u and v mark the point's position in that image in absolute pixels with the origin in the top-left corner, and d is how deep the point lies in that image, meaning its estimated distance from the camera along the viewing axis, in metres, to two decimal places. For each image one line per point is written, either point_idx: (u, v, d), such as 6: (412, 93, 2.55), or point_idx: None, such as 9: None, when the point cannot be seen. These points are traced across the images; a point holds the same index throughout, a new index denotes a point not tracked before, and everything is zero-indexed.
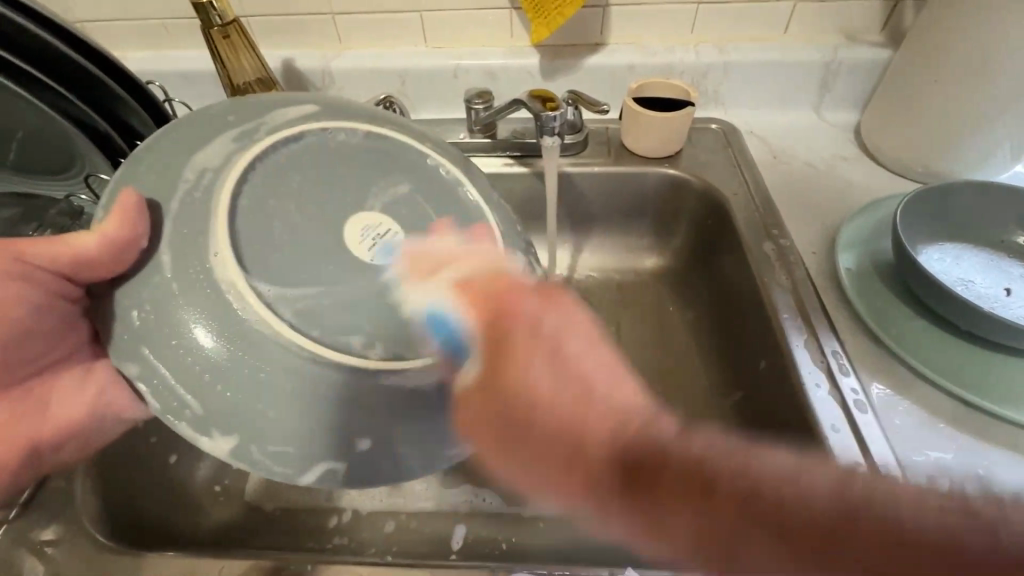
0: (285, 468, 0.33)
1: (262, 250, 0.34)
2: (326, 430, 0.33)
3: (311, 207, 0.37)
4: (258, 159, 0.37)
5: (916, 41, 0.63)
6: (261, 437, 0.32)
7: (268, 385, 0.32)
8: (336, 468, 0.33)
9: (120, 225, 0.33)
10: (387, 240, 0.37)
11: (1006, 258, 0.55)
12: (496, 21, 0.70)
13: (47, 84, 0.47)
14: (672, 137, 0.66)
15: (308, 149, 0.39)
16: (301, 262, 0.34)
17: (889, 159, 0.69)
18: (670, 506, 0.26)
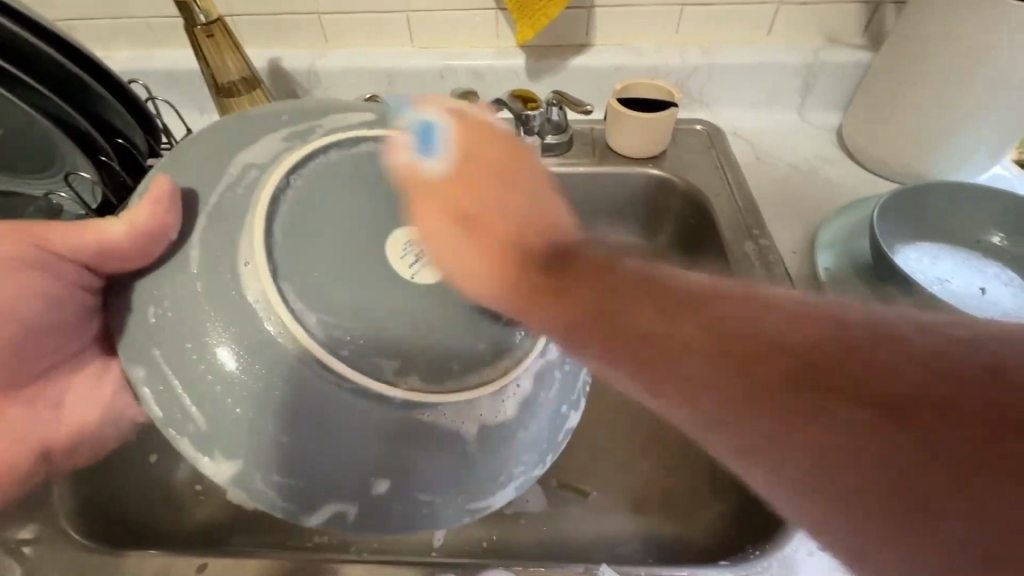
0: (288, 504, 0.33)
1: (297, 260, 0.33)
2: (338, 473, 0.32)
3: (353, 218, 0.35)
4: (301, 164, 0.36)
5: (896, 44, 0.63)
6: (265, 467, 0.32)
7: (277, 409, 0.32)
8: (343, 510, 0.33)
9: (152, 219, 0.33)
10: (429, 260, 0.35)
11: (981, 258, 0.56)
12: (482, 21, 0.71)
13: (31, 85, 0.47)
14: (657, 137, 0.66)
15: (354, 157, 0.38)
16: (334, 279, 0.33)
17: (870, 160, 0.70)
18: (733, 413, 0.27)
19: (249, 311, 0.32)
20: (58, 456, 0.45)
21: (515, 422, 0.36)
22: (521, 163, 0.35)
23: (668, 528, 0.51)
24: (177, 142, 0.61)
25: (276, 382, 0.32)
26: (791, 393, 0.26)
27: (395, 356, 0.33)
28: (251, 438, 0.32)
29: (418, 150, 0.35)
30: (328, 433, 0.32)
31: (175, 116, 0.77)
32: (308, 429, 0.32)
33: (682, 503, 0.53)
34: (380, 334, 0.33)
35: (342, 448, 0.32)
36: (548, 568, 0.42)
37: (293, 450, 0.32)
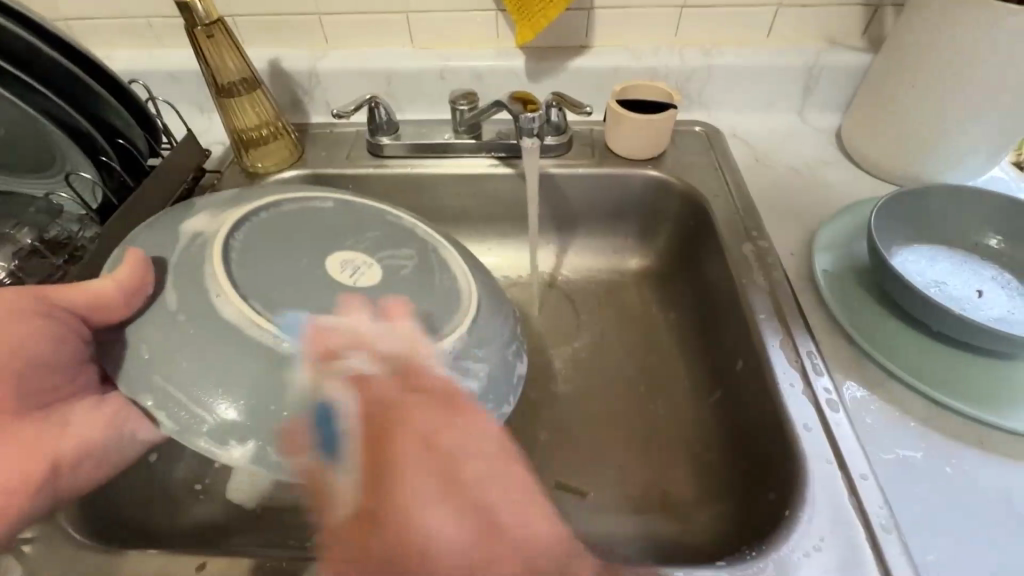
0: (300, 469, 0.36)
1: (260, 284, 0.40)
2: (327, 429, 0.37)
3: (296, 249, 0.43)
4: (245, 217, 0.44)
5: (895, 46, 0.64)
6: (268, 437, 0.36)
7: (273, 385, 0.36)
8: None
9: (132, 274, 0.39)
10: (363, 269, 0.44)
11: (978, 261, 0.56)
12: (482, 22, 0.71)
13: (28, 83, 0.47)
14: (656, 139, 0.67)
15: (278, 213, 0.46)
16: (286, 292, 0.40)
17: (869, 163, 0.70)
18: None
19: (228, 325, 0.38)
20: (67, 474, 0.40)
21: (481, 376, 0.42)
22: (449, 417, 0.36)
23: (664, 528, 0.51)
24: (177, 142, 0.61)
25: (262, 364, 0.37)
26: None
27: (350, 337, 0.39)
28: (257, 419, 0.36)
29: (320, 447, 0.35)
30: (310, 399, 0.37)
31: (176, 116, 0.77)
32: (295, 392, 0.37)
33: (677, 503, 0.53)
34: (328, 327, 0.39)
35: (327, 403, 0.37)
36: None
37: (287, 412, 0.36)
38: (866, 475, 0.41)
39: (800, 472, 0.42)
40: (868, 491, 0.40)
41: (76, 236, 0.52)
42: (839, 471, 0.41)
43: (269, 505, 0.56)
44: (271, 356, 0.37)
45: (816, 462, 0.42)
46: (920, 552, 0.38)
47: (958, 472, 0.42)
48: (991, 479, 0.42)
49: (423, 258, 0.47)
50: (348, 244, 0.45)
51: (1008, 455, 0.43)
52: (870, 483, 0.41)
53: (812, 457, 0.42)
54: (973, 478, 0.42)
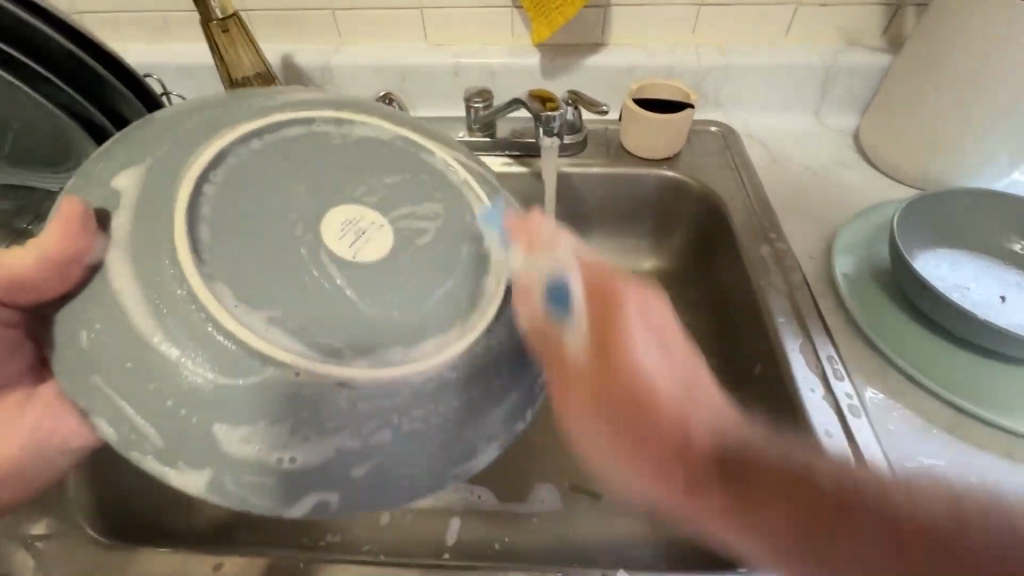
0: (266, 499, 0.32)
1: (226, 255, 0.34)
2: (304, 461, 0.32)
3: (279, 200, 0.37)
4: (229, 150, 0.38)
5: (916, 46, 0.63)
6: (237, 467, 0.32)
7: (222, 390, 0.32)
8: (327, 500, 0.33)
9: (65, 237, 0.33)
10: (368, 238, 0.37)
11: (1000, 266, 0.55)
12: (496, 18, 0.70)
13: (42, 74, 0.47)
14: (672, 138, 0.66)
15: (277, 145, 0.39)
16: (267, 268, 0.34)
17: (887, 165, 0.69)
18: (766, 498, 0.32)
19: (166, 285, 0.32)
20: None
21: (488, 391, 0.36)
22: (598, 395, 0.36)
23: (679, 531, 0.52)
24: None
25: (227, 368, 0.32)
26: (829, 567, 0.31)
27: (342, 335, 0.34)
28: (219, 443, 0.32)
29: (552, 307, 0.37)
30: (293, 421, 0.32)
31: None
32: (277, 415, 0.32)
33: None
34: (312, 331, 0.33)
35: (309, 430, 0.32)
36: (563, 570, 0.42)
37: (263, 442, 0.32)
38: None
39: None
40: None
41: None
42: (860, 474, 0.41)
43: None
44: (218, 355, 0.32)
45: None
46: None
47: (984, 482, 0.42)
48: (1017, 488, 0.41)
49: (449, 218, 0.40)
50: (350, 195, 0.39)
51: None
52: None
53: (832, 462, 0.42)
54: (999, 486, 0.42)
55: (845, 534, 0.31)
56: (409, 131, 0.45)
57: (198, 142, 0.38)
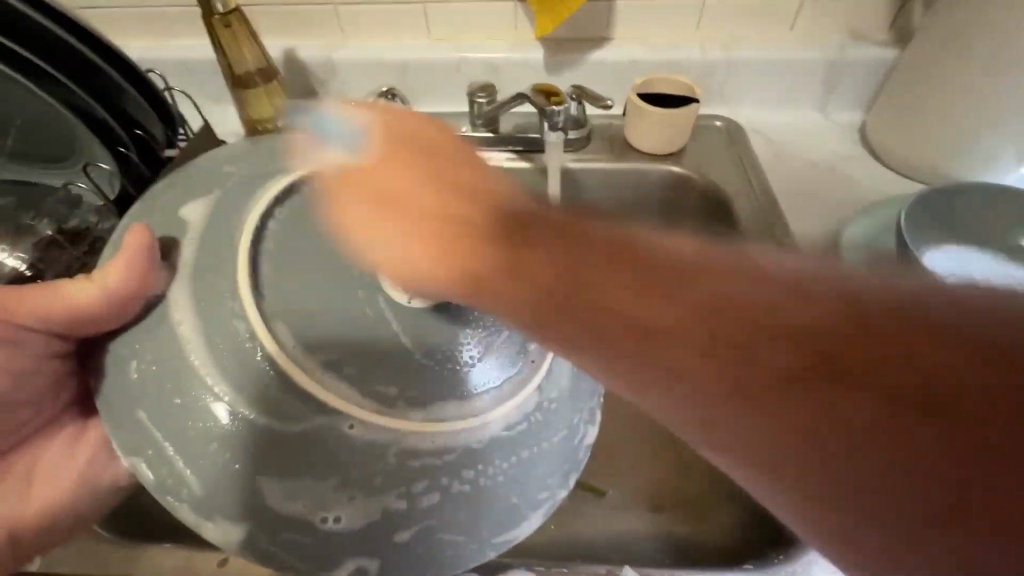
0: (306, 565, 0.32)
1: (287, 301, 0.33)
2: (349, 523, 0.31)
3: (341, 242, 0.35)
4: (290, 188, 0.37)
5: (922, 40, 0.62)
6: (278, 523, 0.31)
7: (269, 442, 0.31)
8: (365, 567, 0.32)
9: (132, 277, 0.34)
10: None
11: (1007, 261, 0.55)
12: (499, 13, 0.70)
13: (45, 70, 0.47)
14: (677, 134, 0.65)
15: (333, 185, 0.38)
16: (328, 320, 0.33)
17: (894, 159, 0.68)
18: (743, 397, 0.26)
19: (225, 324, 0.32)
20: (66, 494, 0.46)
21: (532, 447, 0.35)
22: (452, 217, 0.32)
23: (685, 528, 0.52)
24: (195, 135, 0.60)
25: (282, 420, 0.31)
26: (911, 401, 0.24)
27: (401, 385, 0.33)
28: (265, 500, 0.31)
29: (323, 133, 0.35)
30: (342, 479, 0.31)
31: (190, 107, 0.76)
32: (319, 476, 0.31)
33: (699, 503, 0.54)
34: (375, 389, 0.32)
35: (358, 491, 0.31)
36: (571, 570, 0.42)
37: (307, 501, 0.31)
38: None
39: None
40: None
41: (94, 227, 0.52)
42: None
43: None
44: (274, 406, 0.31)
45: None
46: None
47: None
48: None
49: None
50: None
51: None
52: None
53: None
54: None
55: (862, 455, 0.24)
56: None
57: (254, 178, 0.38)
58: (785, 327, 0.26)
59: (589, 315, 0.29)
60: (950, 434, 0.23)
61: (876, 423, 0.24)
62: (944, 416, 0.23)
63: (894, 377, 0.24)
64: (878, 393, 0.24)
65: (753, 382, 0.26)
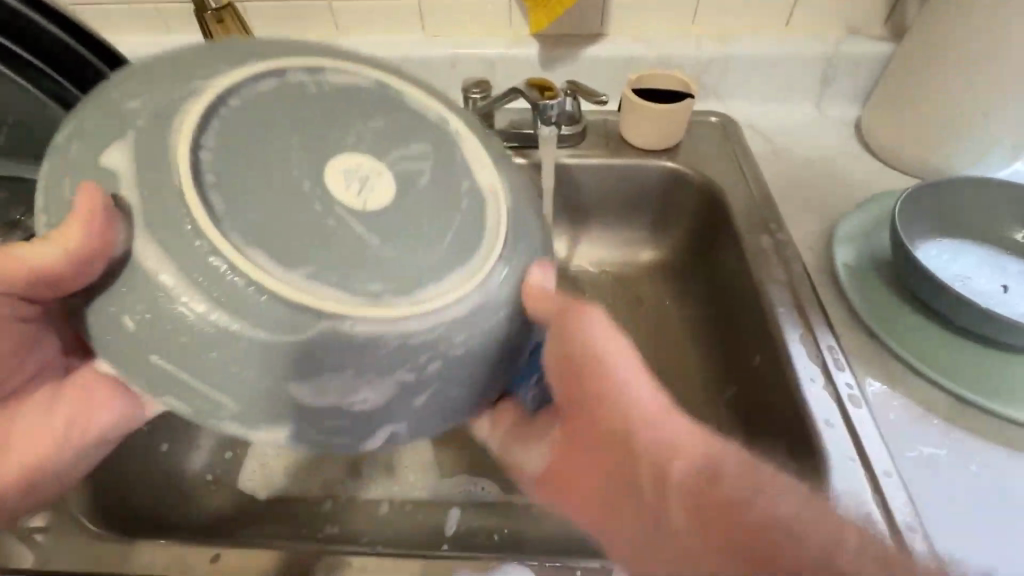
0: (348, 439, 0.33)
1: (236, 208, 0.30)
2: (371, 399, 0.32)
3: (282, 147, 0.32)
4: (210, 111, 0.32)
5: (917, 34, 0.62)
6: (305, 413, 0.31)
7: (264, 342, 0.30)
8: (397, 431, 0.34)
9: (90, 237, 0.29)
10: (372, 183, 0.34)
11: (1002, 254, 0.55)
12: (494, 8, 0.70)
13: (42, 69, 0.49)
14: (672, 129, 0.65)
15: (247, 101, 0.33)
16: (277, 225, 0.31)
17: (889, 154, 0.68)
18: (645, 529, 0.34)
19: (182, 245, 0.30)
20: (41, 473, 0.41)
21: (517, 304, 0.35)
22: (574, 387, 0.37)
23: None
24: None
25: (275, 325, 0.30)
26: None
27: (380, 280, 0.32)
28: (292, 394, 0.31)
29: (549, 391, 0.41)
30: (341, 354, 0.31)
31: None
32: (329, 361, 0.31)
33: None
34: (368, 290, 0.31)
35: (373, 372, 0.31)
36: (563, 564, 0.42)
37: (330, 390, 0.31)
38: (891, 472, 0.41)
39: (824, 463, 0.42)
40: (893, 488, 0.41)
41: None
42: (863, 466, 0.42)
43: (279, 495, 0.56)
44: (248, 313, 0.30)
45: (837, 478, 0.41)
46: (946, 545, 0.39)
47: (984, 473, 0.42)
48: (1016, 483, 0.42)
49: (444, 159, 0.37)
50: (344, 135, 0.35)
51: (1020, 449, 0.44)
52: (894, 480, 0.41)
53: (834, 451, 0.42)
54: (1000, 481, 0.42)
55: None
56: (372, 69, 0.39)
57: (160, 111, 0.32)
58: (672, 486, 0.33)
59: (575, 452, 0.38)
60: (747, 558, 0.30)
61: (693, 543, 0.32)
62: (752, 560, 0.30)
63: (703, 524, 0.31)
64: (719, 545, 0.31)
65: (646, 524, 0.34)
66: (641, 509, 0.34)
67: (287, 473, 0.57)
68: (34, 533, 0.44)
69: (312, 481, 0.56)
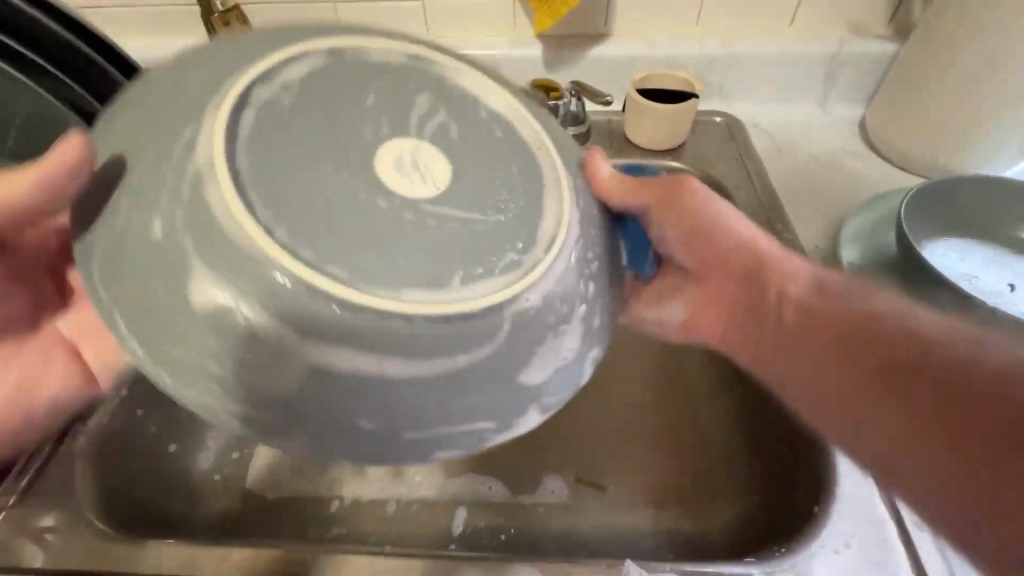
0: (455, 437, 0.30)
1: (284, 209, 0.28)
2: (473, 385, 0.29)
3: (307, 127, 0.30)
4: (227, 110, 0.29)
5: (922, 35, 0.62)
6: (406, 410, 0.29)
7: (344, 338, 0.27)
8: (499, 424, 0.31)
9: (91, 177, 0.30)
10: (424, 168, 0.31)
11: (1008, 254, 0.55)
12: (497, 9, 0.70)
13: (44, 66, 0.49)
14: (677, 129, 0.66)
15: (265, 96, 0.30)
16: (334, 221, 0.28)
17: (894, 153, 0.68)
18: (796, 357, 0.39)
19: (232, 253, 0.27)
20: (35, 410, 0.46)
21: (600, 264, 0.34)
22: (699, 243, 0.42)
23: (686, 525, 0.52)
24: None
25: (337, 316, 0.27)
26: (909, 409, 0.32)
27: (452, 267, 0.29)
28: (386, 390, 0.28)
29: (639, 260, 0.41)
30: (426, 348, 0.28)
31: None
32: (410, 352, 0.28)
33: (699, 498, 0.54)
34: (397, 268, 0.28)
35: (476, 366, 0.29)
36: (571, 564, 0.42)
37: (429, 389, 0.29)
38: None
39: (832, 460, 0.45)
40: None
41: None
42: None
43: (285, 495, 0.56)
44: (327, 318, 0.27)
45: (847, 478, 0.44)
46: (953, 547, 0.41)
47: None
48: None
49: (488, 136, 0.34)
50: (368, 104, 0.32)
51: None
52: None
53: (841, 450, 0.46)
54: None
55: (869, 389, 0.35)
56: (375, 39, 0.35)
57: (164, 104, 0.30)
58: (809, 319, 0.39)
59: (713, 300, 0.44)
60: (892, 363, 0.34)
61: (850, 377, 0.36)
62: (903, 363, 0.34)
63: (860, 345, 0.36)
64: (870, 355, 0.35)
65: (796, 352, 0.39)
66: (793, 338, 0.40)
67: (293, 472, 0.57)
68: (44, 535, 0.44)
69: (319, 480, 0.56)
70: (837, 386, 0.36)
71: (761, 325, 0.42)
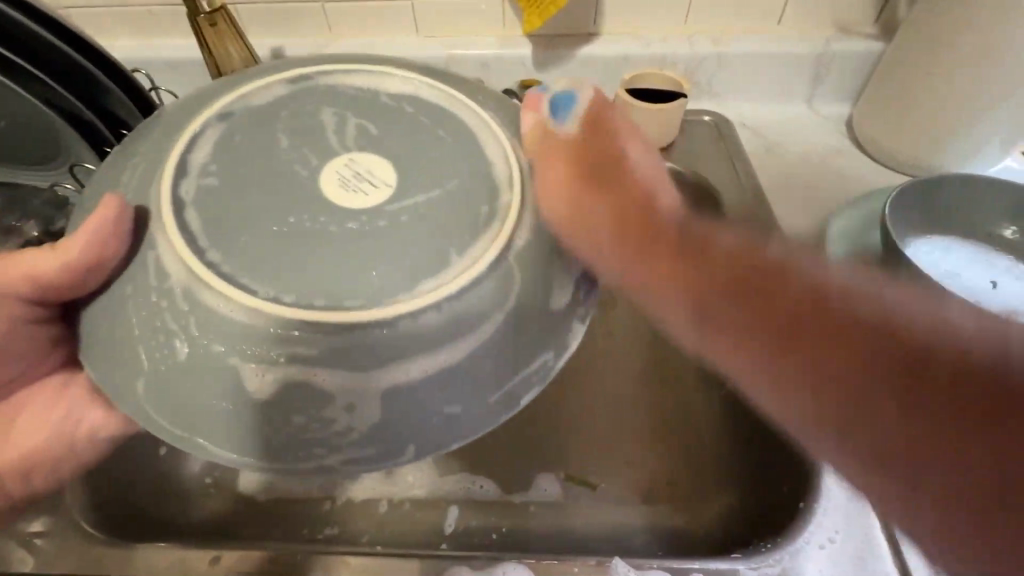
0: (514, 378, 0.34)
1: (236, 247, 0.32)
2: (491, 351, 0.33)
3: (250, 174, 0.34)
4: (178, 168, 0.35)
5: (907, 33, 0.63)
6: (402, 394, 0.32)
7: (314, 350, 0.31)
8: (551, 354, 0.35)
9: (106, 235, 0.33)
10: (363, 188, 0.34)
11: (992, 251, 0.56)
12: (487, 9, 0.70)
13: (31, 74, 0.47)
14: (665, 129, 0.66)
15: (214, 155, 0.36)
16: (278, 251, 0.32)
17: (881, 151, 0.69)
18: (711, 297, 0.33)
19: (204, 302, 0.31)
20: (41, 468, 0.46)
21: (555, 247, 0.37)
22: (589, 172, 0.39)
23: (677, 520, 0.53)
24: None
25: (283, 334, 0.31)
26: (900, 382, 0.26)
27: (381, 283, 0.32)
28: (378, 382, 0.31)
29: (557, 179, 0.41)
30: (386, 353, 0.31)
31: None
32: (371, 355, 0.31)
33: (688, 494, 0.55)
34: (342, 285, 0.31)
35: (456, 351, 0.32)
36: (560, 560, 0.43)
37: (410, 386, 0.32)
38: None
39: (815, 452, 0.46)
40: None
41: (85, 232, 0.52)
42: None
43: (278, 496, 0.56)
44: (288, 338, 0.31)
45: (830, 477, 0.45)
46: None
47: None
48: None
49: (422, 150, 0.37)
50: (296, 146, 0.36)
51: None
52: None
53: None
54: None
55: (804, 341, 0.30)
56: (283, 76, 0.40)
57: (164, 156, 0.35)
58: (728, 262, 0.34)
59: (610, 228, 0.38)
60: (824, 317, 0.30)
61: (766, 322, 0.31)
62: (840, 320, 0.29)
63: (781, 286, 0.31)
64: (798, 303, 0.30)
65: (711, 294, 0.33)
66: (707, 281, 0.34)
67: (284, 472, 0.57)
68: (34, 539, 0.45)
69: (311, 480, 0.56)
70: (752, 333, 0.31)
71: (666, 260, 0.36)
